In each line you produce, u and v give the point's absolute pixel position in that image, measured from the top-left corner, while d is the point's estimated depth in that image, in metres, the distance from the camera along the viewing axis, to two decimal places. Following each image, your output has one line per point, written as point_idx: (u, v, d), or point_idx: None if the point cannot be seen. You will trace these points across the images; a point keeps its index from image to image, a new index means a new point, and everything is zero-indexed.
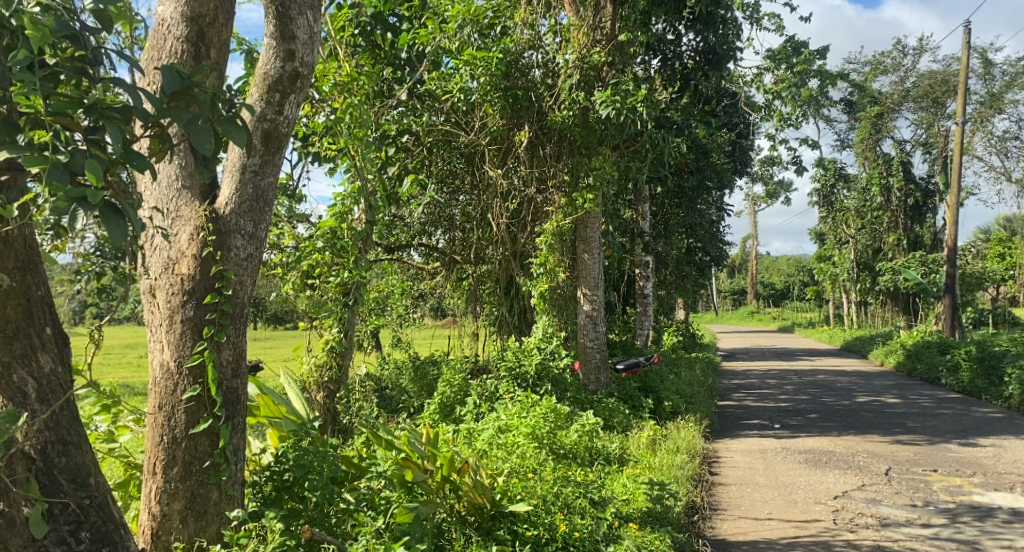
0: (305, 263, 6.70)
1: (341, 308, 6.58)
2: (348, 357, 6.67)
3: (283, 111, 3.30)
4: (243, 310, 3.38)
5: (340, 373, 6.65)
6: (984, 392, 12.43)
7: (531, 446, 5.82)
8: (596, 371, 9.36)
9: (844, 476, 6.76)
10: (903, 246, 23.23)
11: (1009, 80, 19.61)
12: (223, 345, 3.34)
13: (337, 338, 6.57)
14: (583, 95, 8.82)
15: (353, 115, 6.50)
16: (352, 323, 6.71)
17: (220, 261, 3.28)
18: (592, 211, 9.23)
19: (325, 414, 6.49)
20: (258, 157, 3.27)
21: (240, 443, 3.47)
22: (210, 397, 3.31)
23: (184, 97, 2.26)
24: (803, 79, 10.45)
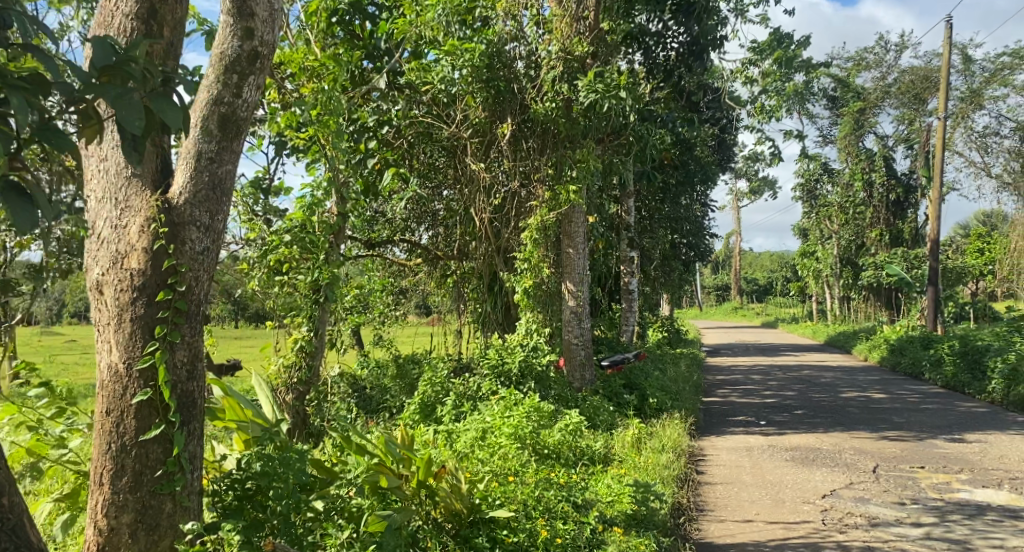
0: (275, 257, 6.45)
1: (313, 306, 6.38)
2: (320, 356, 6.55)
3: (241, 93, 3.13)
4: (199, 308, 3.21)
5: (310, 373, 6.53)
6: (967, 386, 12.39)
7: (515, 448, 5.63)
8: (581, 368, 9.15)
9: (832, 474, 6.63)
10: (885, 241, 23.27)
11: (988, 76, 19.64)
12: (178, 345, 3.14)
13: (307, 337, 6.45)
14: (566, 86, 8.69)
15: (327, 105, 6.29)
16: (323, 321, 6.52)
17: (173, 255, 3.10)
18: (577, 206, 9.05)
19: (294, 418, 6.44)
20: (215, 143, 3.10)
21: (196, 450, 3.27)
22: (163, 402, 3.12)
23: (118, 75, 2.14)
24: (788, 72, 10.32)
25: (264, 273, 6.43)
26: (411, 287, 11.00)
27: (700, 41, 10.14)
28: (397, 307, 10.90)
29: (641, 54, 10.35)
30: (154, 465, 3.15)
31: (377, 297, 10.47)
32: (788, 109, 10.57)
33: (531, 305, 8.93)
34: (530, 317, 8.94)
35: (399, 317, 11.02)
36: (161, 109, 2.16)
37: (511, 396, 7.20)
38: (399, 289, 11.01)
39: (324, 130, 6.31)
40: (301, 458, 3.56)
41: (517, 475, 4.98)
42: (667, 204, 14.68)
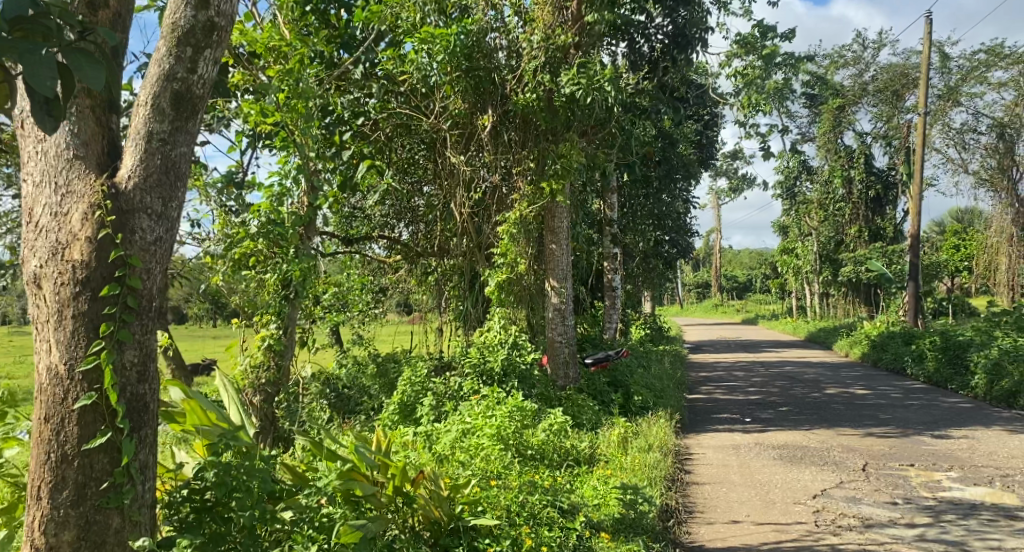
0: (239, 248, 6.14)
1: (280, 301, 6.14)
2: (288, 355, 6.27)
3: (196, 68, 2.95)
4: (150, 304, 2.98)
5: (279, 373, 6.22)
6: (950, 382, 12.34)
7: (498, 451, 5.42)
8: (565, 366, 8.93)
9: (822, 473, 6.47)
10: (865, 238, 23.29)
11: (965, 73, 19.67)
12: (127, 345, 2.92)
13: (275, 335, 6.14)
14: (548, 77, 8.49)
15: (296, 89, 6.02)
16: (292, 318, 6.25)
17: (122, 245, 2.87)
18: (559, 200, 8.84)
19: (262, 422, 6.13)
20: (169, 123, 2.91)
21: (147, 459, 3.04)
22: (110, 407, 2.88)
23: (29, 27, 2.11)
24: (769, 71, 10.21)
25: (229, 265, 6.15)
26: (391, 285, 10.75)
27: (686, 31, 9.99)
28: (378, 305, 10.71)
29: (624, 47, 10.19)
30: (100, 477, 2.90)
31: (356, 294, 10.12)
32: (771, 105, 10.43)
33: (511, 301, 8.70)
34: (508, 311, 8.70)
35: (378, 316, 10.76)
36: (79, 67, 2.09)
37: (493, 395, 6.96)
38: (378, 287, 10.78)
39: (292, 117, 6.06)
40: (265, 468, 3.33)
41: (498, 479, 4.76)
42: (650, 200, 14.55)
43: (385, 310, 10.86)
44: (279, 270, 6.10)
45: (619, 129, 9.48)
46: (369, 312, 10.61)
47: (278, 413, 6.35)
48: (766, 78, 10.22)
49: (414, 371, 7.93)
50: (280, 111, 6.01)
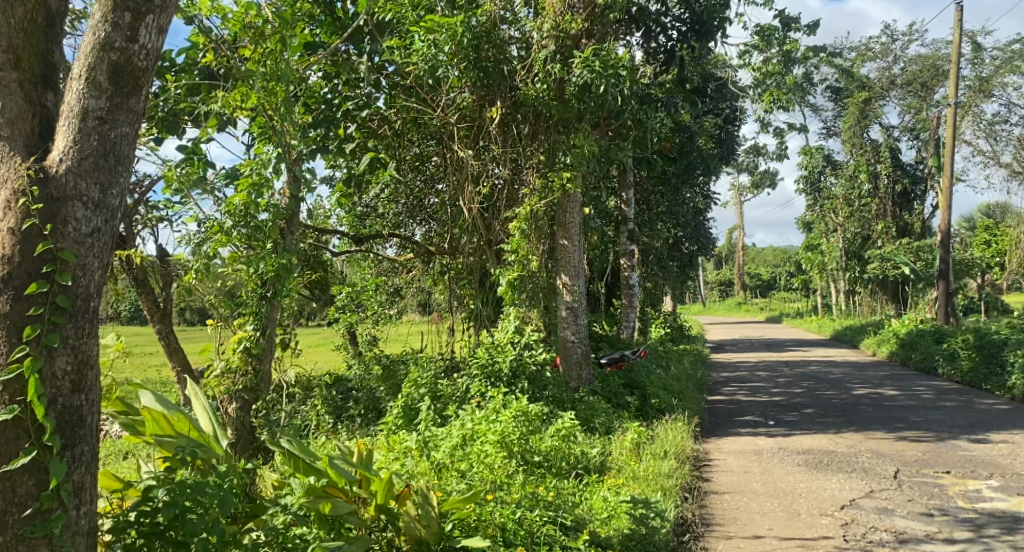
0: (210, 242, 5.70)
1: (258, 301, 5.67)
2: (268, 358, 5.81)
3: (137, 36, 3.00)
4: (85, 305, 2.99)
5: (258, 379, 5.76)
6: (985, 382, 11.83)
7: (502, 460, 5.18)
8: (578, 367, 8.59)
9: (850, 481, 6.07)
10: (892, 234, 22.70)
11: (998, 64, 19.05)
12: (58, 353, 2.92)
13: (252, 337, 5.68)
14: (558, 66, 8.19)
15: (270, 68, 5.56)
16: (270, 319, 5.74)
17: (50, 238, 2.91)
18: (570, 193, 8.53)
19: (239, 431, 5.71)
20: (104, 99, 2.96)
21: (82, 480, 3.00)
22: (37, 423, 2.86)
23: None
24: (789, 67, 9.85)
25: (202, 262, 5.79)
26: (404, 287, 10.43)
27: (703, 20, 9.54)
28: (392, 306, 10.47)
29: (641, 36, 9.84)
30: (23, 503, 2.87)
31: (369, 294, 10.19)
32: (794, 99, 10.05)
33: (524, 300, 8.39)
34: (519, 311, 8.37)
35: (392, 317, 10.37)
36: None
37: (500, 398, 6.66)
38: (392, 287, 10.45)
39: (271, 102, 5.69)
40: (223, 486, 3.11)
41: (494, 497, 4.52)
42: (668, 196, 14.12)
43: (400, 313, 10.55)
44: (252, 264, 5.63)
45: (634, 122, 9.09)
46: (381, 314, 10.21)
47: (257, 422, 5.93)
48: (789, 66, 9.79)
49: (420, 373, 7.72)
50: (257, 96, 5.60)
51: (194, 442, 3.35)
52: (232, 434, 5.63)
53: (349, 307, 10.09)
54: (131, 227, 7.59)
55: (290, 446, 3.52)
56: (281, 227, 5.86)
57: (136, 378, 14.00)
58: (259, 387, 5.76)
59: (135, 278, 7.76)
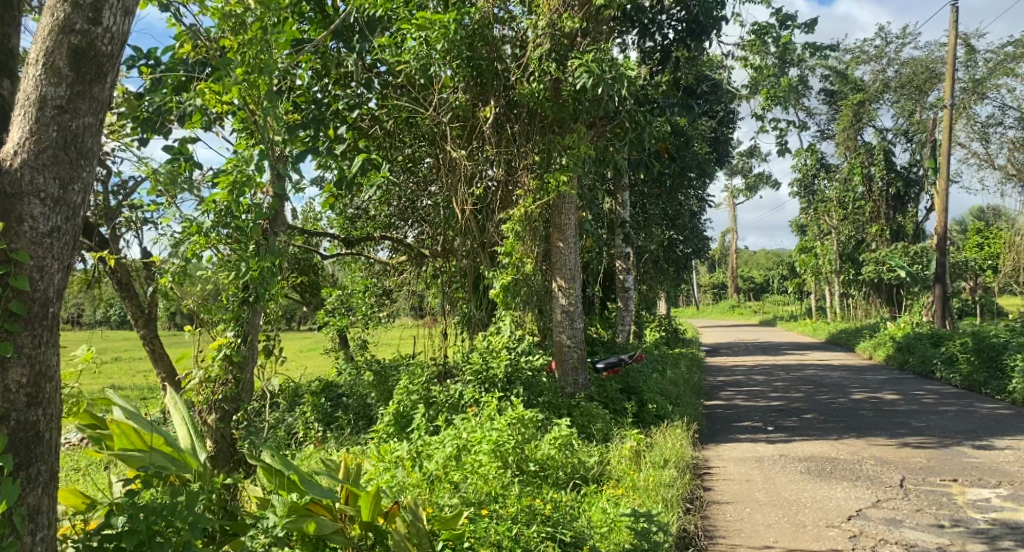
0: (188, 244, 5.47)
1: (238, 305, 5.43)
2: (251, 366, 5.54)
3: (99, 19, 2.91)
4: (42, 307, 2.87)
5: (239, 387, 5.52)
6: (984, 386, 11.68)
7: (497, 471, 5.04)
8: (574, 372, 8.40)
9: (856, 490, 5.90)
10: (886, 236, 22.59)
11: (992, 66, 18.96)
12: (14, 360, 2.80)
13: (234, 344, 5.41)
14: (554, 65, 7.99)
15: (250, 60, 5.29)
16: (253, 324, 5.50)
17: (6, 237, 2.78)
18: (566, 195, 8.35)
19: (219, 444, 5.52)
20: (65, 86, 2.86)
21: (37, 503, 2.88)
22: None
23: None
24: (784, 69, 9.72)
25: (180, 264, 5.56)
26: (394, 288, 10.37)
27: (700, 19, 9.37)
28: (382, 308, 10.38)
29: (636, 34, 9.66)
30: None
31: (359, 297, 10.28)
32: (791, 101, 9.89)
33: (518, 304, 8.19)
34: (514, 315, 8.18)
35: (383, 321, 10.32)
36: None
37: (494, 404, 6.48)
38: (382, 290, 10.42)
39: (256, 96, 5.48)
40: (192, 511, 3.06)
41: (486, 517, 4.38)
42: (662, 198, 13.94)
43: (390, 316, 10.37)
44: (236, 268, 5.37)
45: (630, 123, 8.91)
46: (372, 316, 10.26)
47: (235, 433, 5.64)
48: (785, 66, 9.64)
49: (412, 379, 7.55)
50: (239, 89, 5.38)
51: (164, 459, 3.28)
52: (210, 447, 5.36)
53: (339, 311, 10.22)
54: (113, 230, 7.38)
55: (269, 461, 3.37)
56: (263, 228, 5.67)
57: (121, 384, 13.72)
58: (239, 397, 5.51)
59: (118, 282, 7.56)
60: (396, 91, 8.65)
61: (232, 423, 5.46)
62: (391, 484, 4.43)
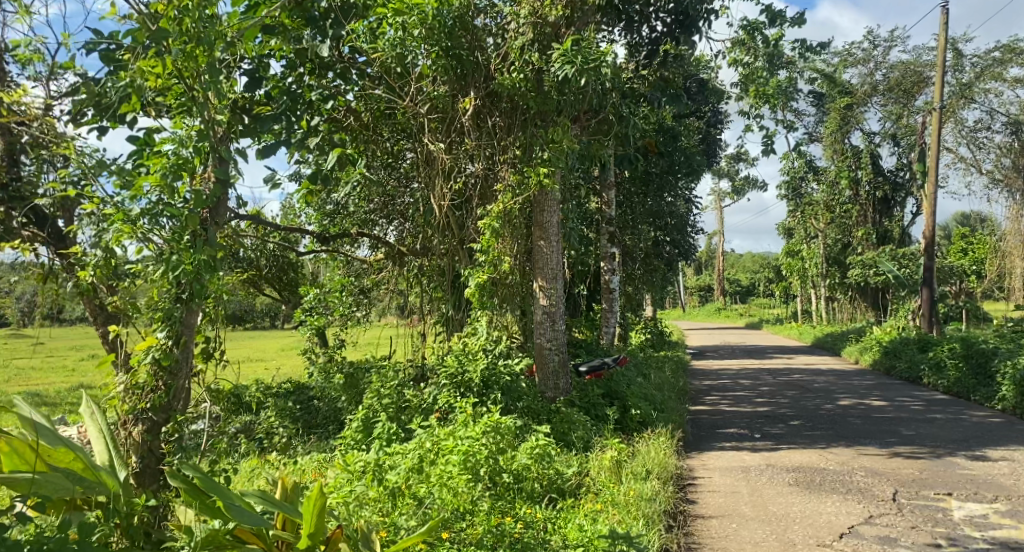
0: (111, 232, 4.43)
1: (171, 301, 4.43)
2: (185, 373, 4.55)
3: None
4: None
5: (173, 397, 4.50)
6: (973, 393, 11.45)
7: (467, 484, 4.75)
8: (555, 376, 8.07)
9: (846, 504, 5.63)
10: (872, 240, 22.42)
11: (979, 71, 18.78)
12: None
13: (165, 346, 4.42)
14: (537, 55, 7.68)
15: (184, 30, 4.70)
16: (187, 325, 4.51)
17: None
18: (547, 192, 8.01)
19: (145, 462, 4.44)
20: None
21: None
22: None
23: None
24: (773, 69, 9.42)
25: (103, 253, 4.58)
26: (370, 287, 10.14)
27: (689, 10, 8.97)
28: (359, 308, 10.24)
29: (622, 28, 9.36)
30: None
31: (335, 296, 10.22)
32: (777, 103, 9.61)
33: (495, 304, 7.82)
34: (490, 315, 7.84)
35: (361, 321, 10.26)
36: None
37: (468, 411, 6.15)
38: (359, 288, 10.21)
39: (192, 68, 4.88)
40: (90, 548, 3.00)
41: (451, 537, 4.09)
42: (649, 197, 13.72)
43: (368, 316, 10.29)
44: (165, 260, 4.35)
45: (616, 117, 8.59)
46: (349, 316, 10.20)
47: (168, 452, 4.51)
48: (773, 66, 9.36)
49: (384, 382, 7.24)
50: (172, 60, 4.77)
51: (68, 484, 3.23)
52: (134, 466, 4.40)
53: (317, 311, 10.18)
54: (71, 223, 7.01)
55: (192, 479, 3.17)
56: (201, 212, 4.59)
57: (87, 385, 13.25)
58: (172, 406, 4.50)
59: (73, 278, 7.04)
60: (376, 81, 8.25)
61: (163, 435, 4.42)
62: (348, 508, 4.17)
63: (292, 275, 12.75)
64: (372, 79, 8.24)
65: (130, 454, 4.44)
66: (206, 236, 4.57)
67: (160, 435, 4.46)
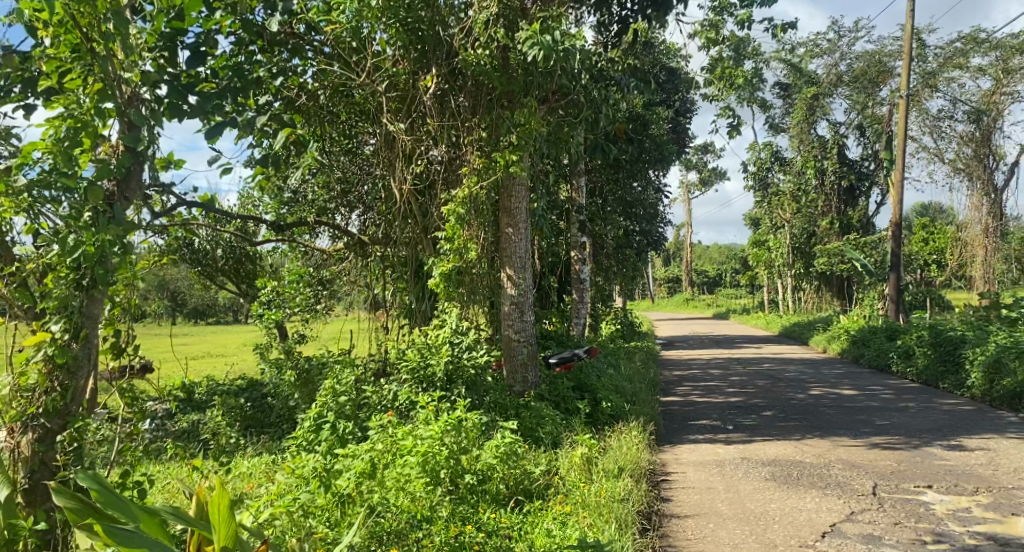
0: None
1: (68, 289, 3.84)
2: (85, 372, 3.96)
3: None
4: None
5: (72, 396, 3.93)
6: (942, 380, 11.34)
7: (426, 489, 4.43)
8: (523, 369, 7.70)
9: (827, 501, 5.36)
10: (836, 230, 22.33)
11: (943, 60, 18.80)
12: None
13: (58, 341, 3.82)
14: (502, 31, 7.25)
15: None
16: (90, 316, 3.94)
17: None
18: (516, 177, 7.59)
19: (37, 472, 3.88)
20: None
21: None
22: None
23: None
24: (740, 59, 9.14)
25: None
26: (331, 279, 9.69)
27: None
28: (319, 300, 9.75)
29: (591, 5, 9.02)
30: None
31: (292, 288, 9.69)
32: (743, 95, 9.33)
33: (462, 297, 7.44)
34: (457, 307, 7.43)
35: (321, 313, 9.82)
36: None
37: (431, 407, 5.76)
38: (319, 279, 9.72)
39: (92, 16, 4.05)
40: None
41: None
42: (620, 185, 13.43)
43: (327, 307, 9.83)
44: (61, 240, 3.76)
45: (586, 99, 8.21)
46: (308, 308, 9.70)
47: (61, 461, 3.88)
48: (740, 55, 9.08)
49: (341, 378, 6.84)
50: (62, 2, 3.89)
51: None
52: (20, 478, 3.84)
53: (274, 303, 9.63)
54: None
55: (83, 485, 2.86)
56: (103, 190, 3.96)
57: None
58: (69, 409, 3.93)
59: None
60: (334, 63, 7.89)
61: (56, 444, 3.86)
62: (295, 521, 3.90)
63: (250, 267, 12.24)
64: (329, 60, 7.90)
65: (18, 463, 3.87)
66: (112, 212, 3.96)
67: (53, 443, 3.89)
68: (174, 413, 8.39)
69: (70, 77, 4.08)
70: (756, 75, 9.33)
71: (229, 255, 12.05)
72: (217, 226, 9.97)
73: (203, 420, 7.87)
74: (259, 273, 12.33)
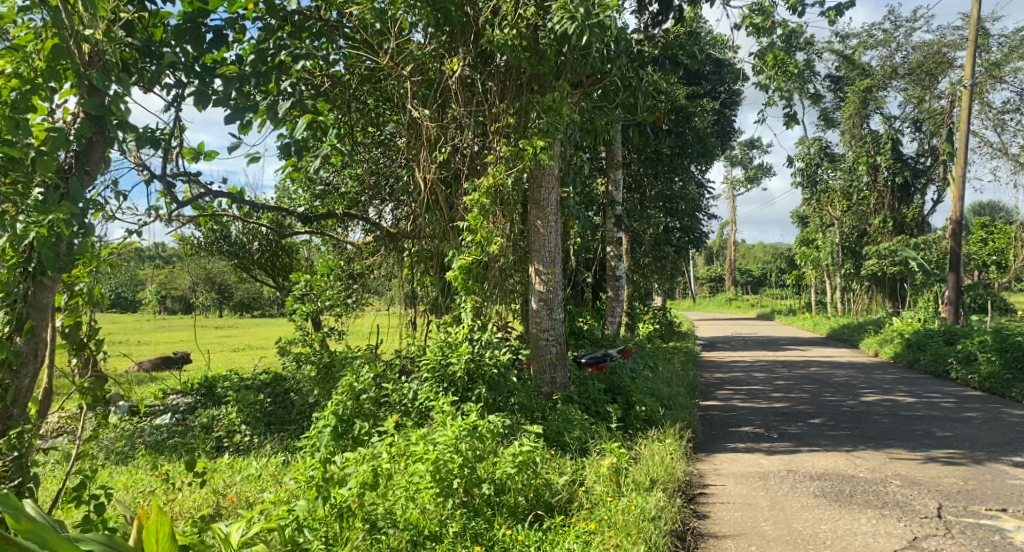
0: None
1: (12, 274, 3.65)
2: (29, 371, 3.75)
3: None
4: None
5: (14, 396, 3.71)
6: (1008, 389, 10.56)
7: (434, 502, 4.14)
8: (551, 369, 7.26)
9: (885, 524, 4.84)
10: (890, 229, 21.44)
11: (1008, 51, 17.76)
12: None
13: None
14: (532, 9, 6.80)
15: None
16: (36, 306, 3.74)
17: None
18: (545, 166, 7.14)
19: None
20: None
21: None
22: None
23: None
24: (791, 47, 8.49)
25: None
26: (363, 272, 9.22)
27: None
28: (348, 294, 9.32)
29: None
30: None
31: (323, 281, 9.30)
32: (792, 89, 8.70)
33: (487, 291, 7.02)
34: (481, 302, 6.99)
35: (353, 308, 9.29)
36: None
37: (447, 409, 5.38)
38: (350, 273, 9.33)
39: None
40: None
41: None
42: (660, 178, 12.90)
43: (359, 302, 9.29)
44: (8, 227, 3.51)
45: (623, 82, 7.71)
46: (339, 303, 9.23)
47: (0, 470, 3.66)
48: (791, 45, 8.45)
49: (358, 373, 6.50)
50: None
51: None
52: None
53: (306, 298, 9.19)
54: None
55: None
56: (56, 161, 3.72)
57: None
58: (9, 413, 3.70)
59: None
60: (363, 51, 7.64)
61: None
62: (285, 535, 3.61)
63: (286, 260, 11.99)
64: (359, 45, 7.63)
65: None
66: (67, 187, 3.77)
67: None
68: (195, 408, 8.19)
69: (19, 33, 3.83)
70: (808, 65, 8.69)
71: (263, 247, 11.83)
72: (247, 217, 9.70)
73: (221, 416, 7.64)
74: (294, 267, 12.00)
